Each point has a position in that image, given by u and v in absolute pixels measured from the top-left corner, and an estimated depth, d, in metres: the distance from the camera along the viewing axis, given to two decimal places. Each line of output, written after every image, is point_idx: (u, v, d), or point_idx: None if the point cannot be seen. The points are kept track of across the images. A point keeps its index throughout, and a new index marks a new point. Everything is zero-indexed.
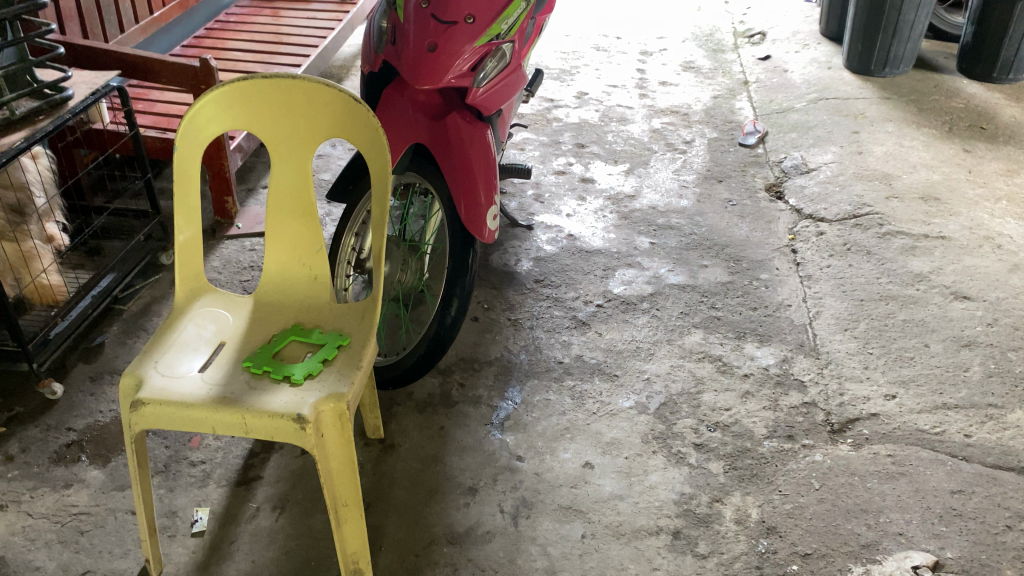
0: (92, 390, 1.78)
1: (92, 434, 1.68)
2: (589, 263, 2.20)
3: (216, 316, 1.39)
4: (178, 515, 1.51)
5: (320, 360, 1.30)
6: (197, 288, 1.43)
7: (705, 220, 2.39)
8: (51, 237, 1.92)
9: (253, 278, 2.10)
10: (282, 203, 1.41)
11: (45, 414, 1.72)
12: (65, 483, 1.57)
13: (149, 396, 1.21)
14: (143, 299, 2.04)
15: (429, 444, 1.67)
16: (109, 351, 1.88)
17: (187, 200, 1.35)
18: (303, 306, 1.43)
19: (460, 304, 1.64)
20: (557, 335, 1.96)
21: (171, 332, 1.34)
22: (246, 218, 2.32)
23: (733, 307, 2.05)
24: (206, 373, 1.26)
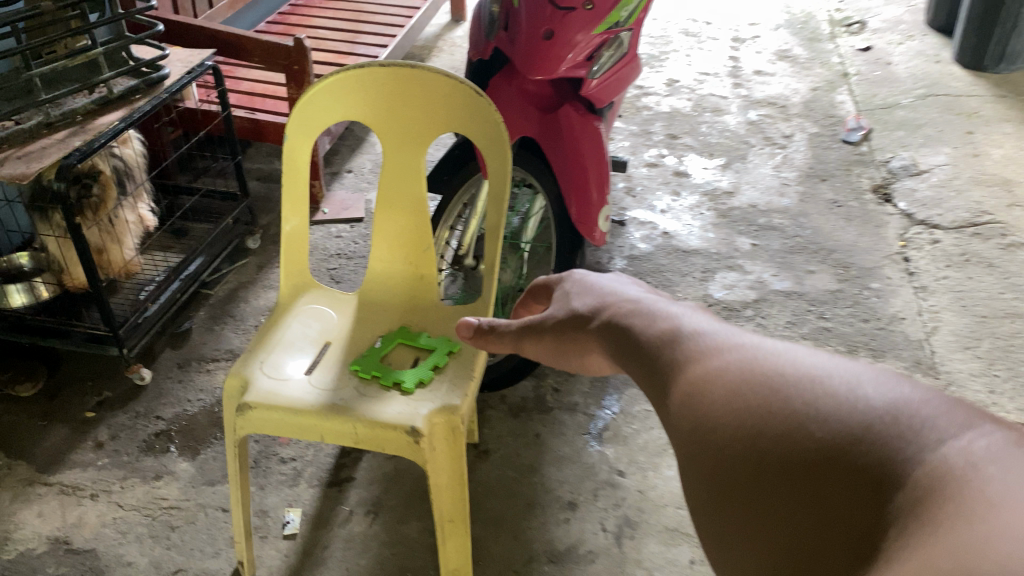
0: (180, 377, 1.74)
1: (181, 423, 1.64)
2: (688, 263, 2.10)
3: (321, 314, 1.33)
4: (269, 515, 1.46)
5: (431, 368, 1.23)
6: (300, 282, 1.37)
7: (810, 222, 2.27)
8: (140, 217, 1.88)
9: (341, 267, 2.05)
10: (392, 199, 1.34)
11: (133, 401, 1.68)
12: (155, 475, 1.54)
13: (256, 398, 1.15)
14: (231, 284, 2.00)
15: (525, 453, 1.58)
16: (197, 337, 1.84)
17: (296, 191, 1.29)
18: (407, 306, 1.36)
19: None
20: None
21: (276, 330, 1.28)
22: (332, 204, 2.26)
23: (844, 318, 1.94)
24: (314, 377, 1.21)
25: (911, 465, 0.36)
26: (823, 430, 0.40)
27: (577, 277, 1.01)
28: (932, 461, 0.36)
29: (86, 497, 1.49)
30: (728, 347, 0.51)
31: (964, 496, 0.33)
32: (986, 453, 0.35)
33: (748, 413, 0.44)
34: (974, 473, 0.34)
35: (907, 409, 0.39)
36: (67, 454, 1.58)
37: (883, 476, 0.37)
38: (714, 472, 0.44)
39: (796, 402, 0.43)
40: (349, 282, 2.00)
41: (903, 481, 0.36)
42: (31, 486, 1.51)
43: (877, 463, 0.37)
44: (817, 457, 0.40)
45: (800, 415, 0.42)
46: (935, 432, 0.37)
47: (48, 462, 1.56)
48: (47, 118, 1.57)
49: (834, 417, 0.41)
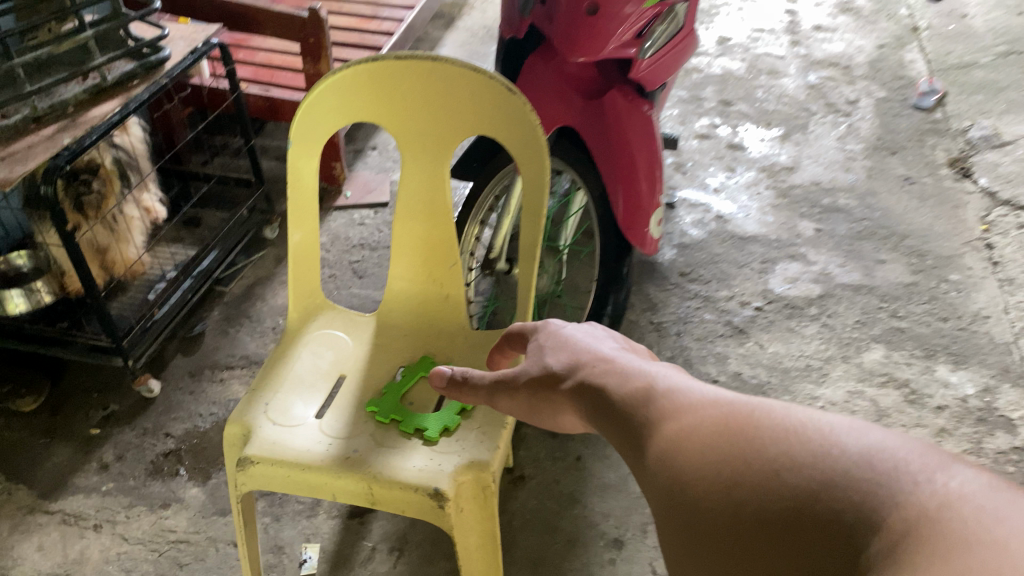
0: (191, 388, 1.61)
1: (192, 442, 1.51)
2: (744, 252, 1.91)
3: (334, 342, 1.18)
4: (285, 552, 1.33)
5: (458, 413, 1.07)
6: (312, 303, 1.22)
7: (879, 202, 2.05)
8: (146, 207, 1.70)
9: (364, 259, 1.90)
10: (413, 210, 1.17)
11: (141, 416, 1.56)
12: (163, 503, 1.41)
13: (259, 451, 1.01)
14: (247, 279, 1.85)
15: (565, 480, 1.43)
16: (210, 342, 1.71)
17: (302, 203, 1.13)
18: (432, 331, 1.20)
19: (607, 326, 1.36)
20: (710, 346, 1.68)
21: (284, 362, 1.14)
22: (355, 186, 2.10)
23: (920, 316, 1.75)
24: (325, 421, 1.06)
25: (882, 501, 0.37)
26: (791, 476, 0.41)
27: (555, 327, 0.95)
28: (901, 500, 0.37)
29: (89, 529, 1.38)
30: (697, 405, 0.53)
31: (937, 536, 0.34)
32: (964, 492, 0.36)
33: (721, 469, 0.46)
34: (952, 515, 0.35)
35: (875, 448, 0.40)
36: (70, 477, 1.46)
37: (855, 519, 0.37)
38: (692, 527, 0.45)
39: (764, 450, 0.44)
40: (373, 277, 1.85)
41: (877, 522, 0.36)
42: (31, 515, 1.39)
43: (850, 510, 0.38)
44: (789, 506, 0.40)
45: (770, 464, 0.43)
46: (906, 470, 0.38)
47: (49, 487, 1.44)
48: (34, 111, 1.41)
49: (802, 462, 0.42)
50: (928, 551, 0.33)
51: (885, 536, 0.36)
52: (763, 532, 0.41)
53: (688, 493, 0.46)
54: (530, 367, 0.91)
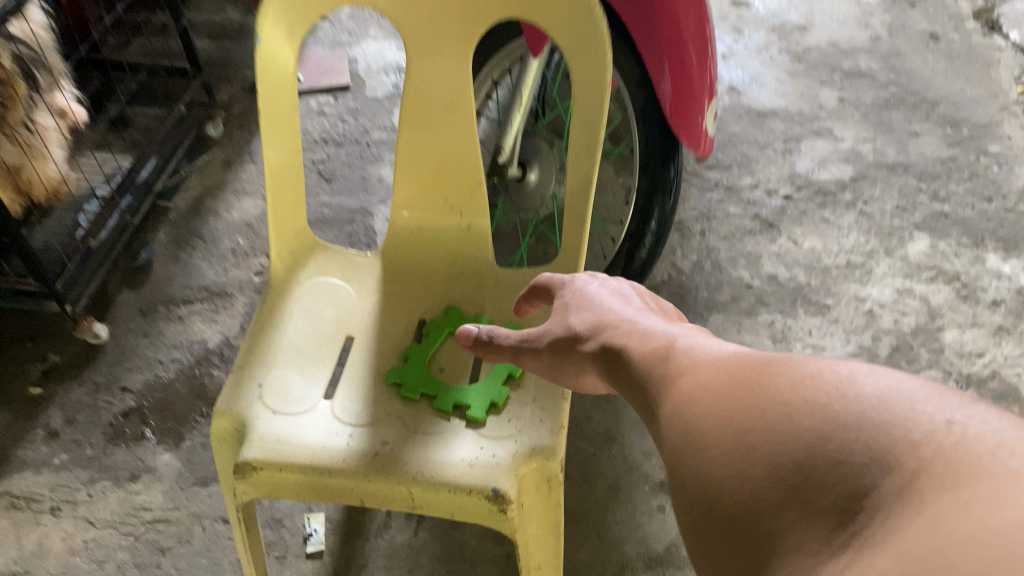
0: (145, 329, 1.37)
1: (155, 397, 1.28)
2: (764, 130, 1.69)
3: (333, 292, 0.95)
4: (284, 526, 1.14)
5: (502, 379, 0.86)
6: (299, 245, 0.97)
7: (904, 63, 1.83)
8: (61, 110, 1.38)
9: (330, 158, 1.62)
10: (422, 121, 0.93)
11: (90, 368, 1.32)
12: (131, 475, 1.20)
13: (261, 453, 0.79)
14: (194, 190, 1.57)
15: (597, 415, 1.26)
16: (159, 271, 1.44)
17: (282, 114, 0.88)
18: (453, 271, 0.98)
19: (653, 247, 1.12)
20: (740, 244, 1.48)
21: (274, 327, 0.90)
22: (308, 68, 1.79)
23: (963, 196, 1.57)
24: (339, 404, 0.85)
25: (896, 439, 0.37)
26: (805, 421, 0.42)
27: (583, 285, 0.79)
28: (918, 439, 0.37)
29: (46, 513, 1.16)
30: (710, 363, 0.55)
31: (954, 477, 0.34)
32: (978, 434, 0.36)
33: (735, 420, 0.46)
34: (969, 455, 0.35)
35: (890, 394, 0.40)
36: (12, 450, 1.22)
37: (868, 458, 0.37)
38: (698, 472, 0.47)
39: (774, 398, 0.45)
40: (342, 180, 1.58)
41: (893, 461, 0.37)
42: None
43: (861, 449, 0.38)
44: (803, 451, 0.40)
45: (785, 412, 0.43)
46: (923, 414, 0.38)
47: None
48: None
49: (818, 408, 0.42)
50: (943, 491, 0.34)
51: (896, 471, 0.36)
52: (776, 479, 0.41)
53: (699, 445, 0.48)
54: (556, 322, 0.76)
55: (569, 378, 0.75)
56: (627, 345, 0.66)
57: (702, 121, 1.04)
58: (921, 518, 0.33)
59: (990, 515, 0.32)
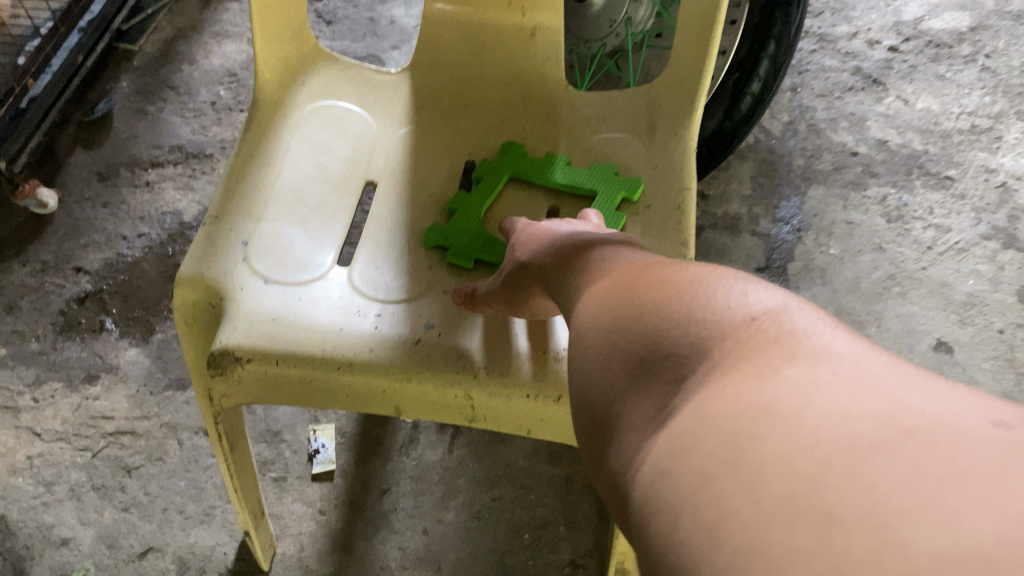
0: (104, 198, 1.09)
1: (118, 280, 1.02)
2: None
3: (345, 121, 0.68)
4: (283, 440, 0.90)
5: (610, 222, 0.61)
6: (296, 53, 0.69)
7: None
8: None
9: None
10: None
11: (36, 243, 1.05)
12: (88, 375, 0.95)
13: (247, 339, 0.54)
14: (164, 33, 1.27)
15: None
16: (122, 128, 1.16)
17: None
18: (511, 95, 0.70)
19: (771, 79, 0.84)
20: (838, 104, 1.21)
21: (264, 164, 0.63)
22: None
23: None
24: (357, 271, 0.59)
25: (705, 333, 0.32)
26: (640, 315, 0.36)
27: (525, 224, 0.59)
28: (727, 329, 0.32)
29: None
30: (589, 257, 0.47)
31: (753, 364, 0.30)
32: (784, 322, 0.31)
33: (587, 314, 0.41)
34: (773, 339, 0.30)
35: (723, 284, 0.35)
36: None
37: (684, 353, 0.33)
38: None
39: (624, 288, 0.40)
40: (346, 22, 1.29)
41: (705, 355, 0.32)
42: None
43: (681, 342, 0.33)
44: (638, 349, 0.35)
45: (631, 307, 0.37)
46: (737, 303, 0.33)
47: None
48: None
49: (655, 306, 0.36)
50: (734, 380, 0.30)
51: (700, 364, 0.31)
52: (609, 378, 0.36)
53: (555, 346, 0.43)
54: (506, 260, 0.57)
55: (529, 308, 0.54)
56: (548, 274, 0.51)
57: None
58: (700, 412, 0.30)
59: (760, 414, 0.28)
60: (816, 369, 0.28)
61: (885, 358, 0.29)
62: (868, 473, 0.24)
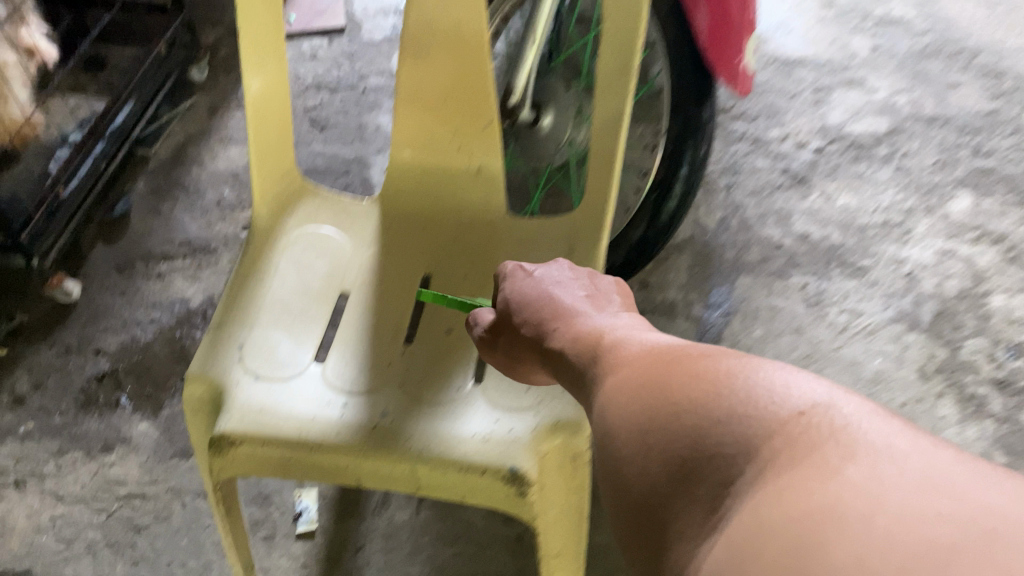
0: (122, 287, 1.25)
1: (132, 360, 1.17)
2: (792, 79, 1.56)
3: (325, 242, 0.84)
4: (273, 502, 1.04)
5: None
6: (286, 188, 0.86)
7: (940, 10, 1.70)
8: (27, 48, 1.24)
9: (323, 104, 1.50)
10: (427, 40, 0.81)
11: (60, 328, 1.20)
12: (105, 444, 1.09)
13: (240, 423, 0.68)
14: (176, 138, 1.45)
15: None
16: (138, 225, 1.33)
17: (264, 38, 0.76)
18: (461, 221, 0.87)
19: (683, 199, 1.04)
20: (768, 201, 1.37)
21: (258, 280, 0.79)
22: (301, 8, 1.65)
23: (1007, 152, 1.46)
24: (329, 368, 0.74)
25: (758, 430, 0.37)
26: (684, 414, 0.41)
27: (515, 279, 0.69)
28: (779, 426, 0.36)
29: (10, 487, 1.06)
30: (624, 348, 0.53)
31: (809, 463, 0.34)
32: (830, 418, 0.36)
33: (634, 411, 0.45)
34: (827, 437, 0.35)
35: (770, 381, 0.39)
36: None
37: (735, 450, 0.37)
38: (606, 472, 0.46)
39: (670, 388, 0.44)
40: (336, 128, 1.46)
41: (758, 452, 0.36)
42: None
43: (729, 440, 0.37)
44: (686, 443, 0.40)
45: (677, 405, 0.42)
46: (781, 399, 0.38)
47: None
48: None
49: (702, 401, 0.41)
50: (793, 478, 0.33)
51: (755, 460, 0.36)
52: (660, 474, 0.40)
53: (604, 445, 0.47)
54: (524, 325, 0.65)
55: (520, 363, 0.67)
56: (561, 349, 0.59)
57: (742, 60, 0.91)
58: (765, 513, 0.33)
59: (822, 505, 0.31)
60: (871, 466, 0.32)
61: (940, 454, 0.33)
62: (941, 555, 0.27)
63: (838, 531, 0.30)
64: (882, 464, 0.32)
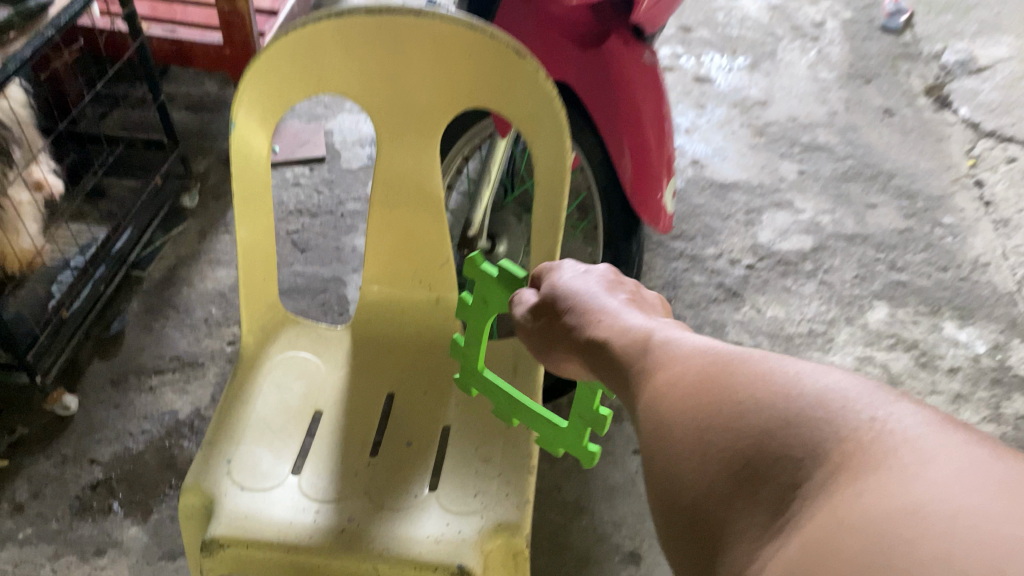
0: (116, 401, 1.36)
1: (124, 469, 1.28)
2: (727, 201, 1.74)
3: (303, 366, 0.97)
4: None
5: (485, 449, 0.89)
6: (271, 318, 0.99)
7: (861, 137, 1.90)
8: (36, 182, 1.38)
9: (303, 227, 1.65)
10: (392, 195, 0.96)
11: (58, 440, 1.31)
12: (97, 549, 1.19)
13: (228, 529, 0.80)
14: (167, 260, 1.59)
15: (568, 486, 1.27)
16: (132, 342, 1.45)
17: (255, 205, 0.90)
18: (422, 344, 1.01)
19: None
20: (705, 314, 1.52)
21: (245, 402, 0.92)
22: (285, 139, 1.82)
23: (920, 266, 1.63)
24: (305, 478, 0.86)
25: (836, 440, 0.35)
26: (748, 412, 0.39)
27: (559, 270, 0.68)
28: (861, 437, 0.34)
29: None
30: (664, 341, 0.50)
31: (887, 472, 0.32)
32: (906, 428, 0.34)
33: (685, 399, 0.43)
34: (906, 449, 0.33)
35: (837, 387, 0.37)
36: None
37: (806, 456, 0.35)
38: (647, 451, 0.44)
39: (732, 383, 0.41)
40: (316, 250, 1.61)
41: (826, 462, 0.34)
42: None
43: (798, 444, 0.36)
44: (748, 442, 0.38)
45: (736, 402, 0.40)
46: (861, 404, 0.36)
47: None
48: None
49: (767, 402, 0.38)
50: (870, 488, 0.32)
51: (826, 468, 0.34)
52: (719, 474, 0.38)
53: (645, 421, 0.45)
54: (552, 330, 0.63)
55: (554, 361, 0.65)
56: (590, 340, 0.57)
57: (663, 199, 1.13)
58: (841, 523, 0.32)
59: (902, 511, 0.30)
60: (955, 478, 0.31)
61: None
62: None
63: (922, 539, 0.29)
64: (966, 469, 0.31)
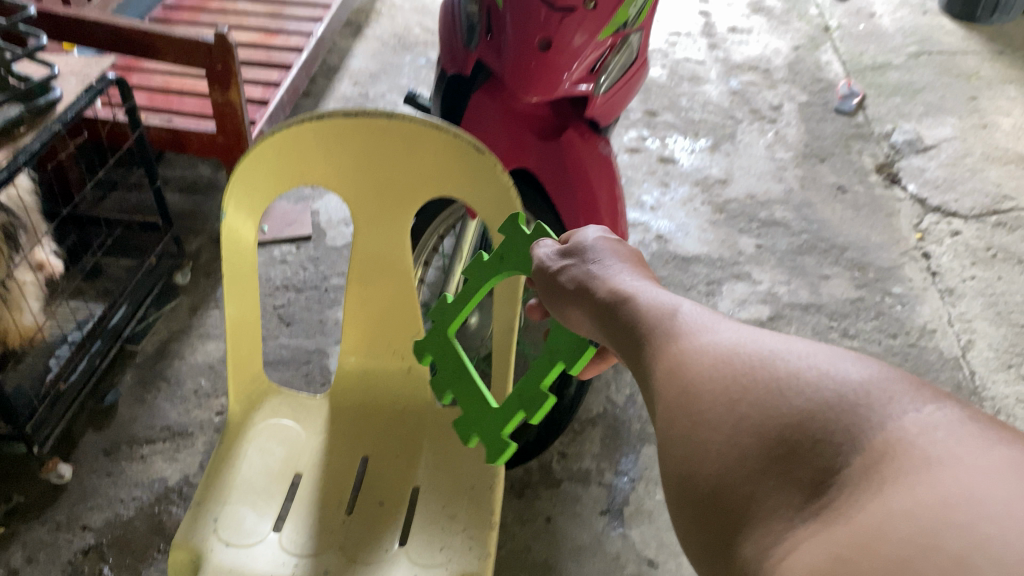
0: (108, 469, 1.43)
1: (115, 535, 1.34)
2: (689, 274, 1.85)
3: (284, 432, 1.05)
4: None
5: (450, 507, 0.97)
6: (254, 388, 1.08)
7: (815, 213, 2.03)
8: (39, 263, 1.48)
9: (289, 302, 1.75)
10: (369, 274, 1.06)
11: (52, 507, 1.37)
12: None
13: None
14: (160, 335, 1.68)
15: (538, 545, 1.34)
16: (125, 413, 1.53)
17: (243, 287, 1.00)
18: (394, 411, 1.09)
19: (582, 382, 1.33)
20: None
21: (230, 465, 1.00)
22: (274, 219, 1.93)
23: (871, 333, 1.73)
24: (284, 536, 0.93)
25: (870, 433, 0.39)
26: (792, 397, 0.42)
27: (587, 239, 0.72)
28: (896, 432, 0.38)
29: None
30: (701, 322, 0.53)
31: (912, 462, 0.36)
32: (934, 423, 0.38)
33: (724, 380, 0.46)
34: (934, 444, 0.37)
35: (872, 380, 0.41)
36: None
37: (845, 443, 0.39)
38: (679, 418, 0.47)
39: (771, 368, 0.45)
40: (301, 323, 1.71)
41: (864, 450, 0.38)
42: None
43: (840, 430, 0.39)
44: (785, 424, 0.41)
45: (779, 385, 0.43)
46: (900, 400, 0.39)
47: None
48: None
49: (805, 390, 0.42)
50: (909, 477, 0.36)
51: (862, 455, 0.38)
52: (756, 450, 0.42)
53: (684, 391, 0.48)
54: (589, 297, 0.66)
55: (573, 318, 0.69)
56: (622, 320, 0.60)
57: None
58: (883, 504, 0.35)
59: (941, 499, 0.34)
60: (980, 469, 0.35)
61: None
62: None
63: (962, 522, 0.32)
64: (1001, 464, 0.35)
